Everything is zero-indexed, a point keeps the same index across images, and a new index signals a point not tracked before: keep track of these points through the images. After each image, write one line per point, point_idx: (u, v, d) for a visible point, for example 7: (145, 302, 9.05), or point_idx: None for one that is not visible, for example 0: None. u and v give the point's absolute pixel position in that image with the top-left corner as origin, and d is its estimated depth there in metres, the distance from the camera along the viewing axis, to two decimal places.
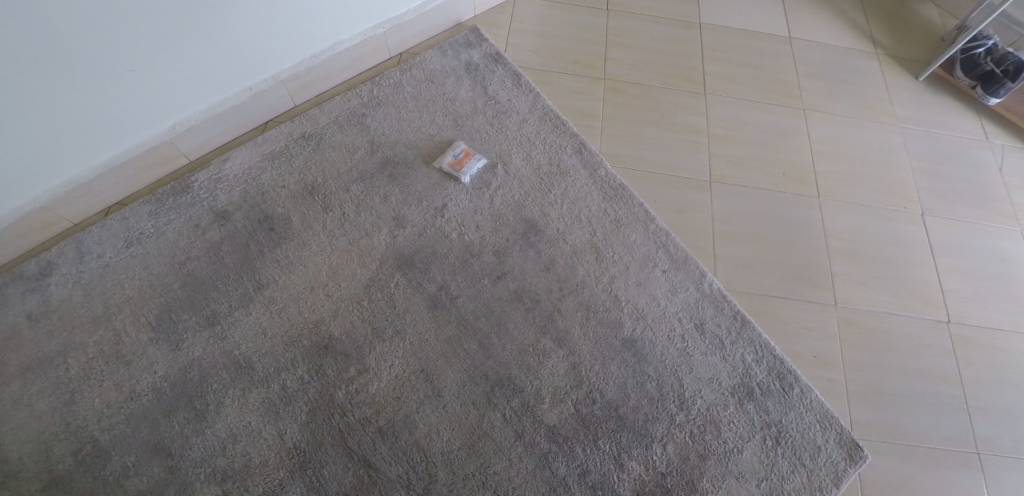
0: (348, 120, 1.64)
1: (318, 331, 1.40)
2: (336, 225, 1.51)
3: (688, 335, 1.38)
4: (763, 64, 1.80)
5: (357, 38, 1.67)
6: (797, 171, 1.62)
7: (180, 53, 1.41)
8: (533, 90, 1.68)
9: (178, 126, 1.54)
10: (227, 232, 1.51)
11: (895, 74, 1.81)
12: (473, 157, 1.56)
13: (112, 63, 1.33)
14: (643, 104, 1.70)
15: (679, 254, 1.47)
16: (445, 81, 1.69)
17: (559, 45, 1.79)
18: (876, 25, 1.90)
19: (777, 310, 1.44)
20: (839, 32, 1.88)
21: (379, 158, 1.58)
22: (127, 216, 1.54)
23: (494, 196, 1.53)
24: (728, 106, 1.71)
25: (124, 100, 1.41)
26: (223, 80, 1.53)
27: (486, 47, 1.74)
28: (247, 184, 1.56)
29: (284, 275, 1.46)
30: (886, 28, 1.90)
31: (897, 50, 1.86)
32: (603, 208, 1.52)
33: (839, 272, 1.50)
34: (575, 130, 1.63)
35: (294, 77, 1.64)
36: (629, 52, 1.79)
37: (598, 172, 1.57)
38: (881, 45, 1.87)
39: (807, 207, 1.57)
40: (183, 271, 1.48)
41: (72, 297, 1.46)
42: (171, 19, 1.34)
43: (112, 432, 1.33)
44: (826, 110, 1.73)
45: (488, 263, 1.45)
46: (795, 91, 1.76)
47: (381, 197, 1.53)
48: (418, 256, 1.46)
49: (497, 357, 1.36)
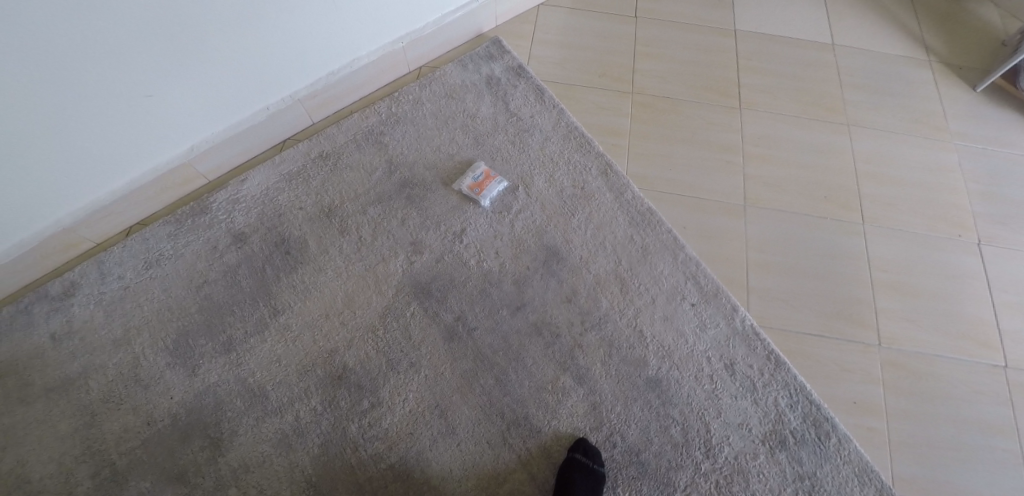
0: (366, 138, 1.58)
1: (331, 361, 1.36)
2: (353, 250, 1.46)
3: (717, 376, 1.30)
4: (805, 75, 1.66)
5: (375, 53, 1.60)
6: (840, 194, 1.51)
7: (193, 74, 1.36)
8: (557, 105, 1.60)
9: (196, 148, 1.50)
10: (244, 255, 1.47)
11: (950, 84, 1.66)
12: (493, 179, 1.50)
13: (127, 87, 1.30)
14: (674, 120, 1.59)
15: (709, 286, 1.39)
16: (465, 97, 1.62)
17: (585, 55, 1.69)
18: (929, 29, 1.75)
19: (814, 350, 1.34)
20: (889, 39, 1.73)
21: (397, 179, 1.53)
22: (147, 236, 1.51)
23: (514, 220, 1.47)
24: (765, 122, 1.59)
25: (140, 125, 1.38)
26: (238, 99, 1.48)
27: (508, 59, 1.66)
28: (265, 205, 1.52)
29: (300, 302, 1.42)
30: (942, 33, 1.74)
31: (953, 56, 1.70)
32: (630, 234, 1.44)
33: (885, 307, 1.39)
34: (600, 149, 1.54)
35: (312, 95, 1.58)
36: (658, 63, 1.68)
37: (625, 195, 1.49)
38: (935, 51, 1.71)
39: (851, 235, 1.46)
40: (200, 295, 1.44)
41: (94, 318, 1.43)
42: (183, 41, 1.29)
43: (129, 456, 1.30)
44: (874, 125, 1.60)
45: (507, 292, 1.40)
46: (839, 104, 1.62)
47: (398, 220, 1.48)
48: (434, 284, 1.41)
49: (514, 394, 1.31)
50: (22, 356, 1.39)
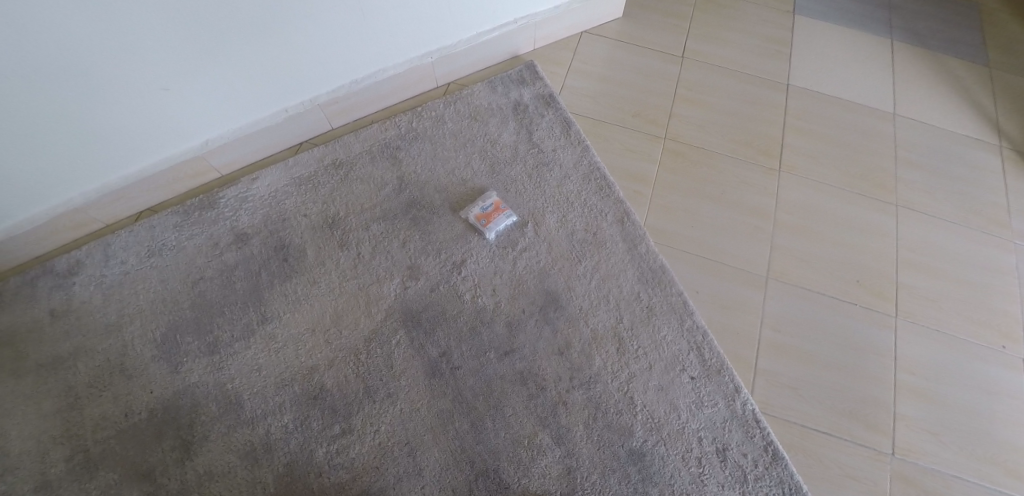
0: (382, 151, 1.53)
1: (309, 379, 1.31)
2: (349, 266, 1.42)
3: (705, 460, 1.25)
4: (856, 142, 1.54)
5: (403, 65, 1.54)
6: (874, 280, 1.40)
7: (212, 72, 1.34)
8: (583, 141, 1.52)
9: (210, 143, 1.47)
10: (242, 255, 1.43)
11: (1017, 174, 1.51)
12: (502, 213, 1.44)
13: (143, 79, 1.28)
14: (705, 175, 1.50)
15: (713, 362, 1.32)
16: (489, 121, 1.56)
17: (621, 92, 1.59)
18: (1005, 108, 1.59)
19: (816, 448, 1.26)
20: (957, 113, 1.59)
21: (405, 198, 1.48)
22: (154, 224, 1.47)
23: (518, 258, 1.42)
24: (803, 190, 1.48)
25: (155, 116, 1.35)
26: (257, 100, 1.45)
27: (539, 87, 1.59)
28: (271, 207, 1.48)
29: (289, 311, 1.37)
30: (1019, 115, 1.58)
31: None
32: (636, 291, 1.39)
33: (904, 415, 1.29)
34: (620, 195, 1.47)
35: (333, 102, 1.54)
36: (697, 109, 1.57)
37: (639, 248, 1.42)
38: (1007, 135, 1.56)
39: (880, 328, 1.36)
40: (194, 292, 1.39)
41: (93, 299, 1.38)
42: (203, 39, 1.27)
43: (104, 444, 1.25)
44: (924, 208, 1.47)
45: (497, 334, 1.35)
46: (889, 180, 1.50)
47: (399, 241, 1.44)
48: (425, 314, 1.37)
49: (488, 443, 1.25)
50: (19, 328, 1.35)
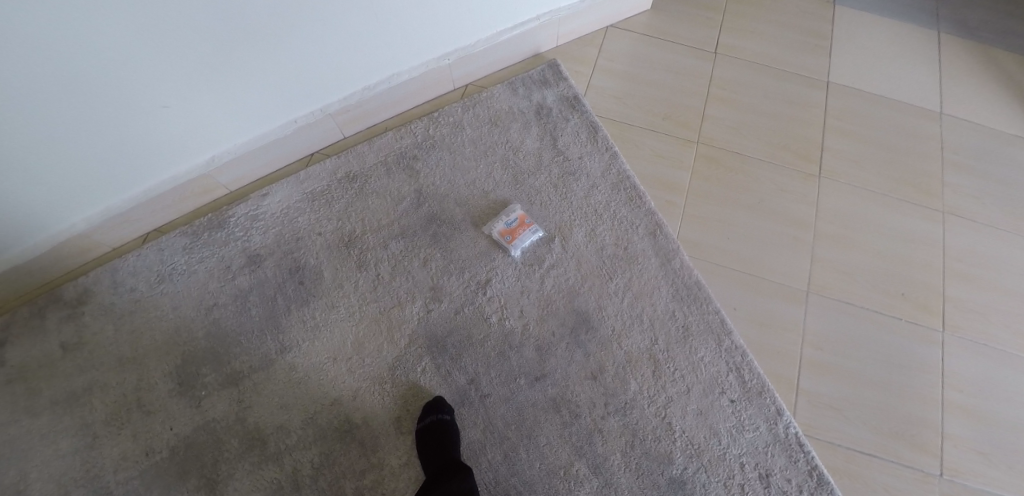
0: (398, 162, 1.45)
1: (335, 411, 1.27)
2: (369, 288, 1.36)
3: (748, 487, 1.22)
4: (899, 144, 1.51)
5: (417, 69, 1.45)
6: (919, 292, 1.38)
7: (215, 87, 1.25)
8: (610, 148, 1.45)
9: (216, 160, 1.38)
10: (256, 280, 1.37)
11: None
12: (528, 228, 1.37)
13: (141, 97, 1.19)
14: (742, 182, 1.45)
15: (753, 384, 1.29)
16: (510, 126, 1.47)
17: (649, 92, 1.53)
18: None
19: (862, 471, 1.25)
20: (1003, 111, 1.55)
21: (424, 213, 1.41)
22: (162, 246, 1.40)
23: (545, 276, 1.36)
24: (846, 196, 1.46)
25: (156, 134, 1.27)
26: (264, 112, 1.35)
27: (563, 88, 1.50)
28: (284, 225, 1.41)
29: (308, 341, 1.33)
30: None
31: None
32: (671, 309, 1.34)
33: (952, 433, 1.28)
34: (652, 206, 1.41)
35: (344, 110, 1.44)
36: (732, 110, 1.52)
37: (672, 262, 1.37)
38: None
39: (926, 343, 1.34)
40: (209, 320, 1.35)
41: (104, 330, 1.34)
42: (204, 51, 1.17)
43: (125, 486, 1.21)
44: (971, 214, 1.45)
45: (527, 359, 1.30)
46: (935, 185, 1.47)
47: (419, 261, 1.37)
48: (450, 339, 1.32)
49: (523, 475, 1.22)
50: (31, 364, 1.31)
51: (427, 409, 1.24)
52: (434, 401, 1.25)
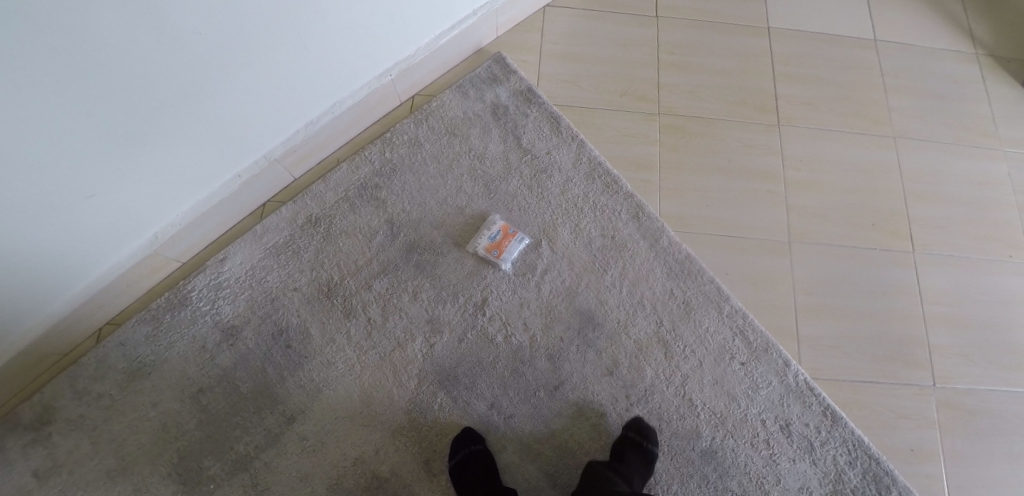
0: (360, 195, 1.39)
1: (359, 468, 1.21)
2: (363, 336, 1.30)
3: (773, 440, 1.25)
4: (842, 79, 1.59)
5: (359, 92, 1.37)
6: (887, 220, 1.46)
7: (143, 162, 1.14)
8: (576, 136, 1.44)
9: (159, 235, 1.29)
10: (238, 354, 1.29)
11: (995, 80, 1.61)
12: (513, 238, 1.34)
13: (63, 193, 1.07)
14: (708, 145, 1.49)
15: (758, 342, 1.32)
16: (470, 133, 1.43)
17: (601, 70, 1.54)
18: (973, 13, 1.68)
19: (868, 399, 1.32)
20: (922, 27, 1.66)
21: (401, 243, 1.36)
22: (123, 339, 1.30)
23: (541, 283, 1.33)
24: (806, 139, 1.52)
25: (88, 226, 1.15)
26: (203, 175, 1.25)
27: (514, 82, 1.48)
28: (253, 288, 1.33)
29: (312, 404, 1.26)
30: (986, 15, 1.67)
31: (998, 46, 1.64)
32: (670, 288, 1.35)
33: (938, 345, 1.36)
34: (629, 188, 1.41)
35: (290, 152, 1.36)
36: (685, 75, 1.56)
37: (660, 241, 1.38)
38: (979, 40, 1.65)
39: (900, 266, 1.42)
40: (197, 407, 1.25)
41: (80, 447, 1.22)
42: (126, 126, 1.06)
43: None
44: (917, 134, 1.54)
45: (542, 370, 1.28)
46: (882, 112, 1.56)
47: (409, 295, 1.32)
48: (460, 369, 1.27)
49: (563, 484, 1.21)
50: None
51: (456, 445, 1.20)
52: (461, 434, 1.22)
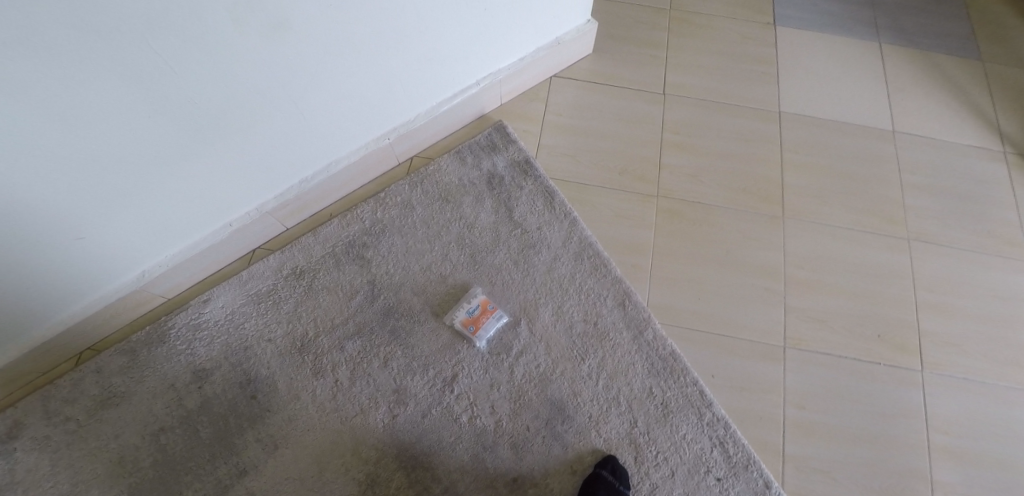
0: (347, 252, 1.39)
1: None
2: (328, 397, 1.28)
3: None
4: (858, 173, 1.50)
5: (356, 152, 1.38)
6: (895, 332, 1.35)
7: (133, 210, 1.16)
8: (570, 214, 1.40)
9: (146, 274, 1.31)
10: (204, 399, 1.28)
11: None
12: (491, 315, 1.30)
13: (51, 235, 1.10)
14: (707, 233, 1.42)
15: (738, 458, 1.23)
16: (463, 200, 1.42)
17: (602, 145, 1.50)
18: (1002, 109, 1.58)
19: None
20: (952, 124, 1.56)
21: (380, 306, 1.34)
22: (99, 366, 1.32)
23: (514, 365, 1.28)
24: (815, 237, 1.43)
25: (74, 263, 1.18)
26: (194, 222, 1.27)
27: (514, 153, 1.46)
28: (229, 333, 1.33)
29: (266, 462, 1.23)
30: (1018, 113, 1.57)
31: None
32: (648, 386, 1.27)
33: (941, 480, 1.24)
34: (618, 273, 1.36)
35: (283, 205, 1.37)
36: (689, 157, 1.50)
37: (645, 334, 1.31)
38: (1009, 138, 1.54)
39: (906, 386, 1.31)
40: (156, 446, 1.25)
41: (39, 466, 1.23)
42: (117, 178, 1.09)
43: None
44: (937, 239, 1.43)
45: (503, 457, 1.22)
46: (900, 213, 1.46)
47: (380, 361, 1.30)
48: (419, 446, 1.23)
49: None
50: None
51: None
52: None
